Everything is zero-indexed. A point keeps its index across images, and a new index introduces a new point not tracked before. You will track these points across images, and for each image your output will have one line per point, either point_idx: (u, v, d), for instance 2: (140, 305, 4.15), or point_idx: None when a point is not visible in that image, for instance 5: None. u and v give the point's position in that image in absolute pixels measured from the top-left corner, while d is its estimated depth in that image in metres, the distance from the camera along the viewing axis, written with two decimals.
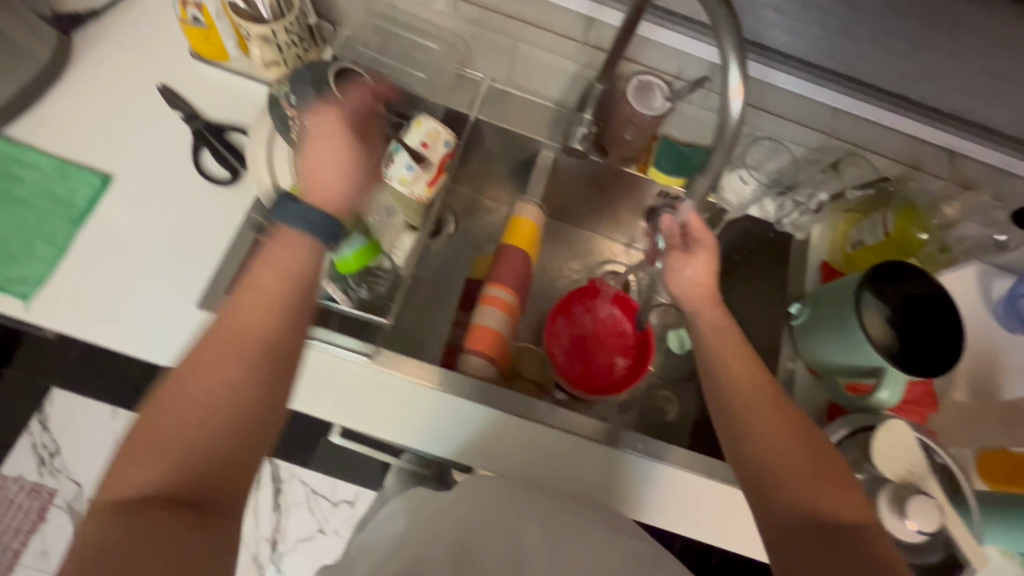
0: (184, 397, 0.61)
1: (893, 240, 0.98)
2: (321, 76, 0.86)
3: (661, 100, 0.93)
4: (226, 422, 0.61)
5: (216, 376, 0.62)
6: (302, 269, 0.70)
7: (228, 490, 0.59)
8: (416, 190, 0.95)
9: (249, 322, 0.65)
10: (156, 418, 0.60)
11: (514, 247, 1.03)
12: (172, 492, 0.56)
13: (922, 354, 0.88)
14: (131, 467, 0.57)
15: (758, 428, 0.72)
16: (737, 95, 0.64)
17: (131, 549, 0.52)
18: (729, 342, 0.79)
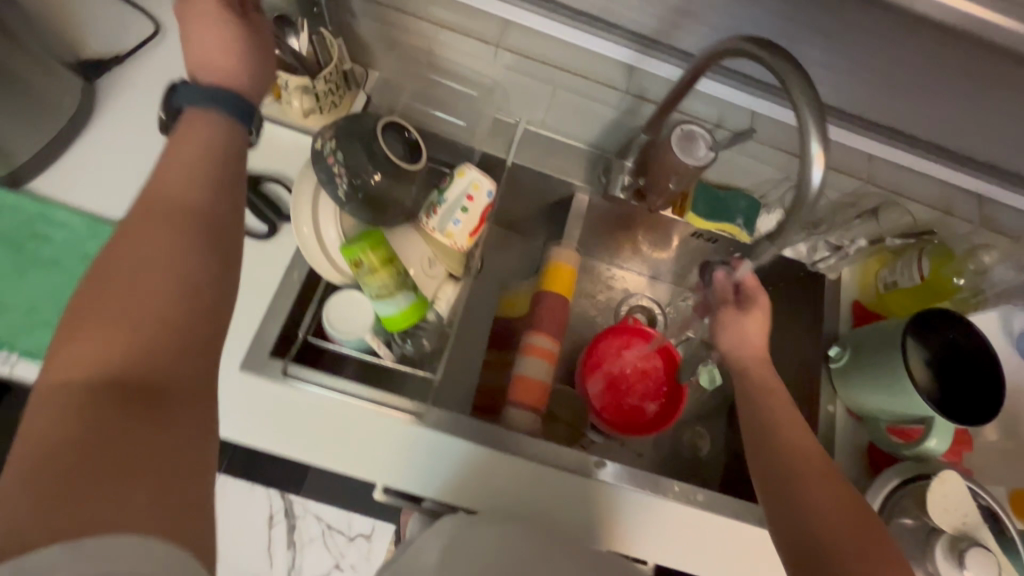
0: (110, 277, 0.51)
1: (928, 284, 0.99)
2: (370, 132, 0.85)
3: (705, 150, 0.92)
4: (163, 299, 0.51)
5: (148, 249, 0.53)
6: (222, 138, 0.63)
7: (187, 371, 0.50)
8: (457, 241, 0.94)
9: (176, 195, 0.57)
10: (80, 307, 0.50)
11: (555, 294, 1.02)
12: (117, 374, 0.46)
13: (963, 401, 0.90)
14: (62, 357, 0.47)
15: (812, 498, 0.72)
16: (817, 162, 0.63)
17: (78, 433, 0.42)
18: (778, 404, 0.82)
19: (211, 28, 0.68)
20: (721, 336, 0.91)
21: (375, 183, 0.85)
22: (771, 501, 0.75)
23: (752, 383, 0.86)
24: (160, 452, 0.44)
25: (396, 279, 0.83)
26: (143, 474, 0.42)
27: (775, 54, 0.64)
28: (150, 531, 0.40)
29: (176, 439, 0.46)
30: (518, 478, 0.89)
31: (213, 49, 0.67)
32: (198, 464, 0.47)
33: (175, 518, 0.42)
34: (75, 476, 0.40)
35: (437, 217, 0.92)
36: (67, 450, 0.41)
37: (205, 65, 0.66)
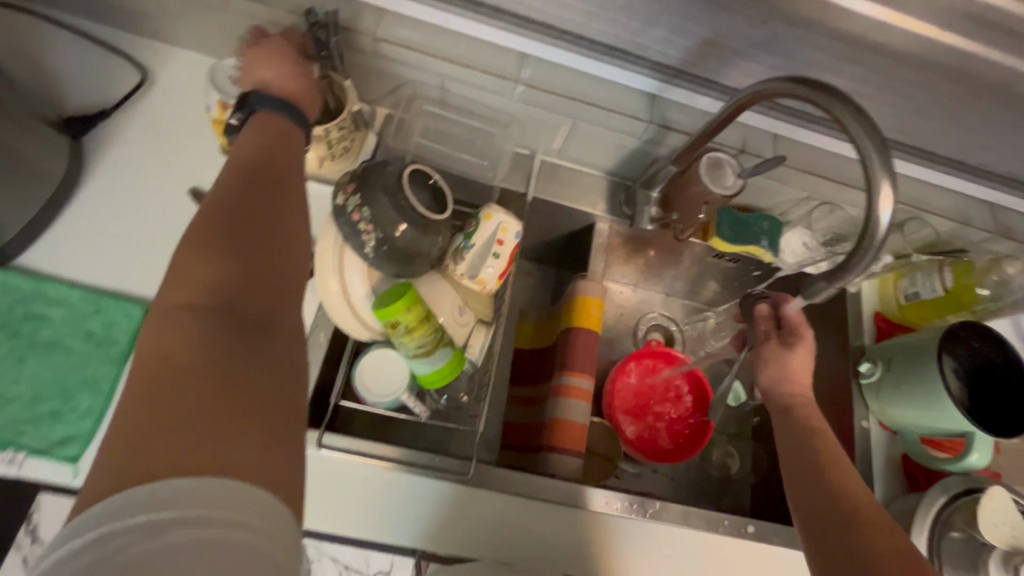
0: (214, 217, 0.51)
1: (951, 295, 1.01)
2: (393, 184, 0.79)
3: (733, 178, 0.90)
4: (270, 253, 0.51)
5: (251, 204, 0.53)
6: (283, 129, 0.65)
7: (288, 323, 0.49)
8: (486, 285, 0.90)
9: (268, 163, 0.58)
10: (188, 242, 0.49)
11: (586, 329, 0.99)
12: (231, 314, 0.45)
13: (996, 413, 0.91)
14: (169, 287, 0.46)
15: (866, 537, 0.70)
16: (884, 201, 0.61)
17: (196, 358, 0.41)
18: (834, 446, 0.82)
19: (280, 54, 0.72)
20: (763, 369, 0.91)
21: (401, 238, 0.80)
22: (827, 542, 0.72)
23: (799, 412, 0.87)
24: (273, 395, 0.43)
25: (433, 336, 0.79)
26: (257, 415, 0.41)
27: (828, 92, 0.62)
28: (254, 474, 0.38)
29: (286, 383, 0.44)
30: (569, 526, 0.86)
31: (270, 65, 0.70)
32: (299, 415, 0.44)
33: (281, 470, 0.40)
34: (202, 408, 0.39)
35: (465, 263, 0.88)
36: (191, 383, 0.40)
37: (265, 78, 0.69)
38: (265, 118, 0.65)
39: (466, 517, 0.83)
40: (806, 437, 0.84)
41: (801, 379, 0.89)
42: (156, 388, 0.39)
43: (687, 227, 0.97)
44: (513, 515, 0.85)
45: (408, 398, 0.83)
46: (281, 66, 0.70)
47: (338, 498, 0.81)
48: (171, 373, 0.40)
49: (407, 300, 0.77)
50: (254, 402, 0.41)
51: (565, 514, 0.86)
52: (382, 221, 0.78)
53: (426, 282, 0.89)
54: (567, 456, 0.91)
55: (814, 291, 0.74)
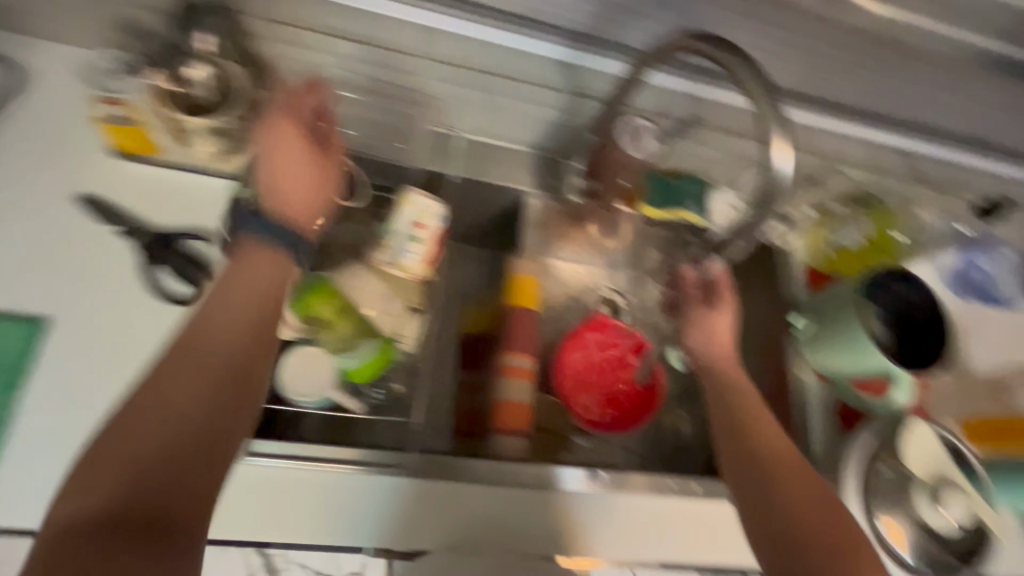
0: (156, 385, 0.56)
1: (876, 244, 1.05)
2: (297, 173, 0.76)
3: (653, 141, 0.90)
4: (197, 429, 0.55)
5: (178, 391, 0.56)
6: (270, 288, 0.67)
7: (181, 527, 0.50)
8: (412, 272, 0.87)
9: (226, 343, 0.62)
10: (123, 414, 0.54)
11: (524, 308, 0.97)
12: (135, 498, 0.49)
13: (916, 352, 0.94)
14: (91, 474, 0.50)
15: (783, 487, 0.73)
16: (781, 149, 0.62)
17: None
18: (757, 399, 0.84)
19: (300, 150, 0.77)
20: (692, 330, 0.93)
21: (312, 229, 0.76)
22: (750, 499, 0.75)
23: (732, 368, 0.88)
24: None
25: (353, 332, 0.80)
26: None
27: (722, 46, 0.62)
28: None
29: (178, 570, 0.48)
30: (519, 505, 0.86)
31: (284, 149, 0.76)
32: None
33: None
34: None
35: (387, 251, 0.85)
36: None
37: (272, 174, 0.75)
38: (255, 245, 0.69)
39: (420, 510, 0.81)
40: (730, 392, 0.85)
41: (725, 335, 0.92)
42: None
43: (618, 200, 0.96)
44: (471, 504, 0.83)
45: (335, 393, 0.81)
46: (283, 135, 0.76)
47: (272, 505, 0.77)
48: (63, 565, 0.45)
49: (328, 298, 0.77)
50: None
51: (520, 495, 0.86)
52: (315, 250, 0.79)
53: (349, 273, 0.87)
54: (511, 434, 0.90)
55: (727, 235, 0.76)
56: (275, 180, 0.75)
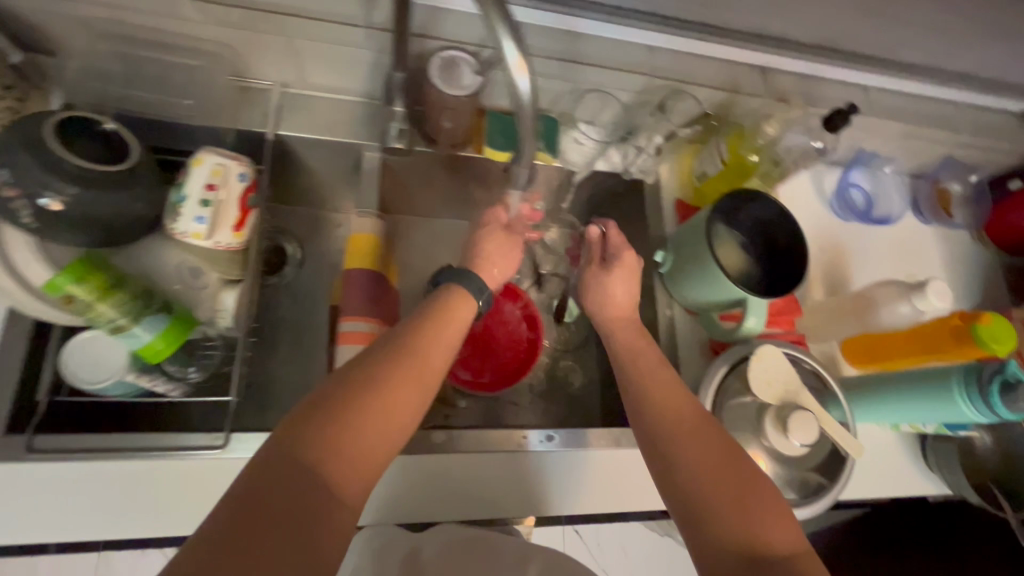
0: (330, 408, 0.57)
1: (731, 167, 0.98)
2: (35, 135, 0.66)
3: (470, 75, 0.84)
4: (346, 457, 0.55)
5: (376, 407, 0.59)
6: (449, 348, 0.69)
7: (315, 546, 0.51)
8: (220, 240, 0.77)
9: (379, 414, 0.59)
10: (297, 417, 0.56)
11: (359, 270, 0.88)
12: (273, 523, 0.49)
13: (777, 275, 0.89)
14: (309, 440, 0.54)
15: (692, 451, 0.68)
16: (519, 68, 0.58)
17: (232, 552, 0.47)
18: (645, 358, 0.78)
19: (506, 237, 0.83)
20: (588, 296, 0.88)
21: (65, 201, 0.66)
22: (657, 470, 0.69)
23: None
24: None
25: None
26: None
27: None
28: None
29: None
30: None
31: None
32: None
33: None
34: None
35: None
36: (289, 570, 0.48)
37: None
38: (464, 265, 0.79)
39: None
40: (628, 356, 0.80)
41: (619, 299, 0.85)
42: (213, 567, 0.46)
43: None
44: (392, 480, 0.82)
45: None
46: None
47: (67, 503, 0.72)
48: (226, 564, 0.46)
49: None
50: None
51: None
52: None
53: (151, 250, 0.78)
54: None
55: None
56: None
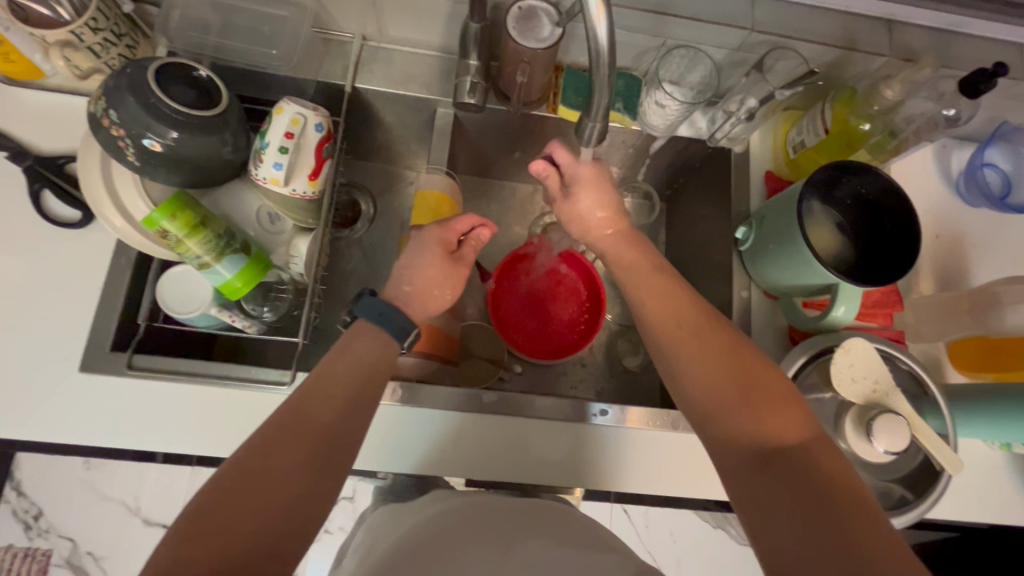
0: (347, 389, 0.48)
1: None
2: None
3: (797, 14, 0.61)
4: (670, 328, 0.52)
5: (625, 264, 0.58)
6: (603, 181, 0.61)
7: (726, 348, 0.49)
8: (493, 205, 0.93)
9: (386, 361, 0.52)
10: (307, 391, 0.47)
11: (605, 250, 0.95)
12: (299, 478, 0.42)
13: None
14: (643, 289, 0.55)
15: (719, 340, 0.49)
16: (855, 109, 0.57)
17: (218, 552, 0.37)
18: (977, 458, 0.62)
19: None
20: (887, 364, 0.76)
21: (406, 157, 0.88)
22: (663, 336, 0.52)
23: None
24: (780, 451, 0.42)
25: (217, 244, 0.53)
26: None
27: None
28: None
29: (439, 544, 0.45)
30: (570, 469, 0.64)
31: (420, 259, 0.60)
32: None
33: None
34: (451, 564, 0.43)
35: (260, 164, 0.57)
36: (714, 413, 0.46)
37: (416, 286, 0.59)
38: (847, 202, 0.60)
39: (478, 448, 0.64)
40: (965, 452, 0.63)
41: None
42: (228, 508, 0.40)
43: (718, 143, 0.68)
44: None
45: (222, 314, 0.56)
46: (434, 268, 0.60)
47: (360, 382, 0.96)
48: (250, 539, 0.39)
49: (171, 198, 0.51)
50: (789, 459, 0.42)
51: (578, 458, 0.65)
52: (768, 259, 0.60)
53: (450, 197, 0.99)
54: (572, 368, 0.80)
55: (585, 130, 0.45)
56: (405, 275, 0.59)
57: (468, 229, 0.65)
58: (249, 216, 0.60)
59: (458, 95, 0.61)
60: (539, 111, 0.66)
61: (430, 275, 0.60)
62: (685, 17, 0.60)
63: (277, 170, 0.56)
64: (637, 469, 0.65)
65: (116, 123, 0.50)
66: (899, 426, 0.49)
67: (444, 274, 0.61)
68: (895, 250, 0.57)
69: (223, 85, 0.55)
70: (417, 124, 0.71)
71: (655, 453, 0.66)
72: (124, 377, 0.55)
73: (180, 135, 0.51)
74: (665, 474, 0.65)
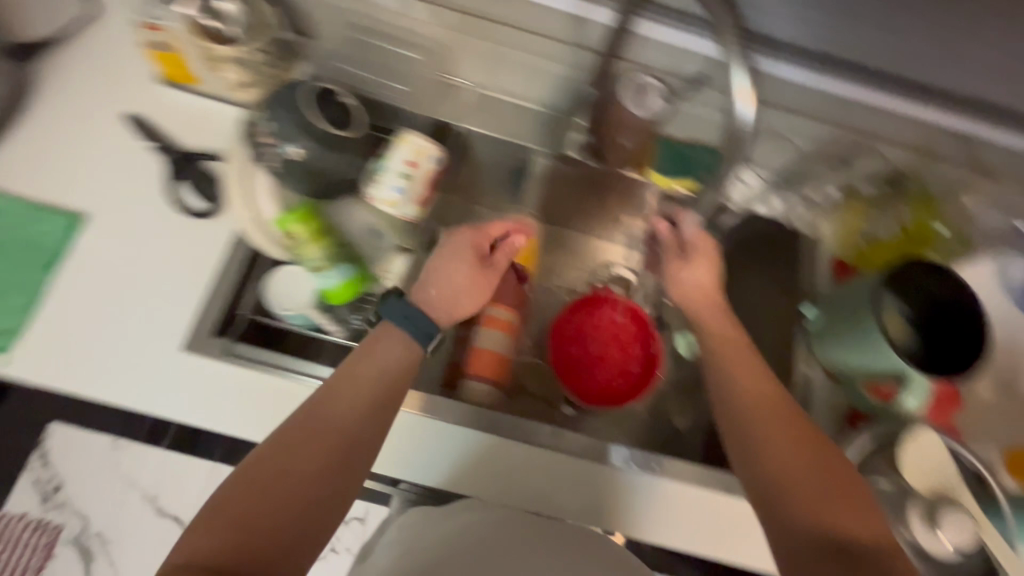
0: (362, 396, 0.49)
1: None
2: None
3: (882, 118, 0.66)
4: (755, 406, 0.52)
5: (706, 333, 0.58)
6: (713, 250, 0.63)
7: (803, 435, 0.50)
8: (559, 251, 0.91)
9: (402, 365, 0.52)
10: (332, 393, 0.49)
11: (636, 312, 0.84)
12: (309, 482, 0.44)
13: None
14: (719, 361, 0.56)
15: (796, 427, 0.50)
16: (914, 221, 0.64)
17: (232, 546, 0.40)
18: None
19: None
20: None
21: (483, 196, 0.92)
22: (737, 411, 0.53)
23: None
24: (849, 548, 0.43)
25: (333, 251, 0.60)
26: None
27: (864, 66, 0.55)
28: None
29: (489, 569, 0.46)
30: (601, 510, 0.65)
31: (444, 264, 0.61)
32: None
33: None
34: None
35: (375, 184, 0.62)
36: (785, 497, 0.47)
37: (443, 289, 0.59)
38: (923, 298, 0.61)
39: (529, 483, 0.65)
40: None
41: None
42: (242, 503, 0.42)
43: (791, 224, 0.71)
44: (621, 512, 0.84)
45: (318, 317, 0.60)
46: (462, 272, 0.60)
47: None
48: (262, 539, 0.41)
49: (304, 206, 0.59)
50: (862, 559, 0.43)
51: (623, 508, 0.65)
52: (838, 340, 0.62)
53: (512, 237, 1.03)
54: (618, 419, 0.81)
55: None
56: (434, 278, 0.59)
57: (503, 235, 0.65)
58: (356, 230, 0.63)
59: (563, 146, 0.70)
60: (627, 172, 0.69)
61: (457, 279, 0.60)
62: (779, 108, 0.65)
63: (391, 193, 0.62)
64: (681, 527, 0.65)
65: (270, 133, 0.57)
66: (968, 522, 0.50)
67: (472, 280, 0.60)
68: (966, 349, 0.58)
69: (362, 112, 0.61)
70: (510, 167, 0.77)
71: (696, 511, 0.65)
72: (220, 363, 0.58)
73: (315, 146, 0.56)
74: (705, 535, 0.66)
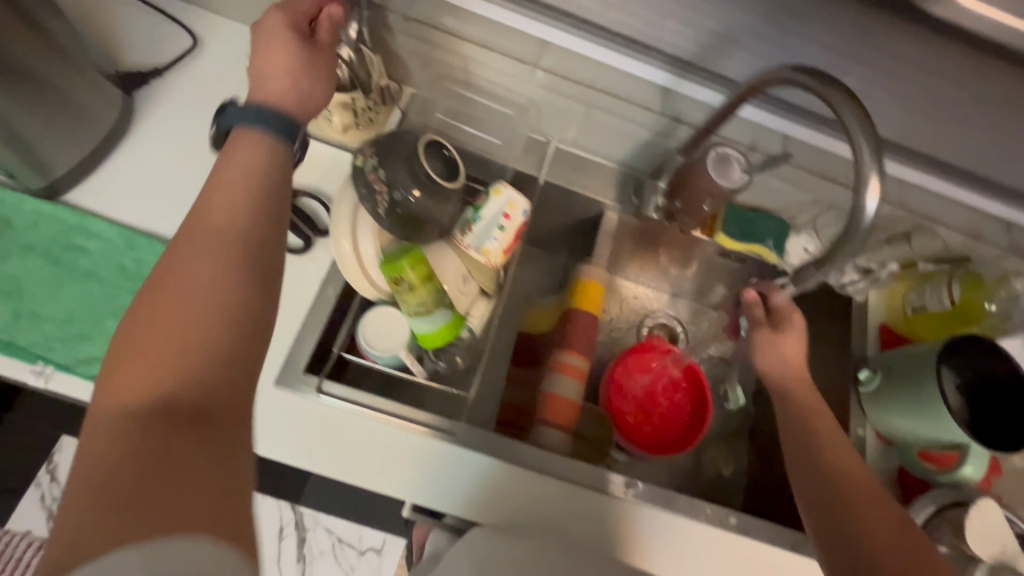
0: (234, 195, 0.42)
1: None
2: None
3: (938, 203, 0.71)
4: (847, 488, 0.54)
5: (793, 412, 0.60)
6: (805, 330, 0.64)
7: (892, 521, 0.52)
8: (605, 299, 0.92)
9: (255, 155, 0.44)
10: (199, 212, 0.41)
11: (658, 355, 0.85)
12: (213, 296, 0.37)
13: None
14: (808, 441, 0.58)
15: (887, 513, 0.53)
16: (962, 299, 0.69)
17: (161, 392, 0.33)
18: None
19: None
20: None
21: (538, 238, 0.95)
22: (827, 492, 0.55)
23: None
24: None
25: (433, 296, 0.59)
26: (166, 480, 0.29)
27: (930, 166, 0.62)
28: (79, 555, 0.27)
29: None
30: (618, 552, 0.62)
31: (268, 49, 0.50)
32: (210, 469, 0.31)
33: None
34: None
35: (470, 233, 0.64)
36: None
37: (280, 79, 0.49)
38: (977, 376, 0.64)
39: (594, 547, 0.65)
40: None
41: None
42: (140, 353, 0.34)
43: (844, 292, 0.76)
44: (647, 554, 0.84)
45: (407, 358, 0.61)
46: (286, 48, 0.50)
47: None
48: (188, 382, 0.33)
49: (414, 252, 0.59)
50: None
51: None
52: (897, 408, 0.66)
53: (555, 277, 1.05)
54: (664, 467, 0.82)
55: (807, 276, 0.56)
56: (259, 69, 0.49)
57: (319, 10, 0.54)
58: (449, 275, 0.65)
59: (644, 208, 0.74)
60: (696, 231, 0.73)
61: (276, 58, 0.49)
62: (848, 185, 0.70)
63: (485, 243, 0.64)
64: None
65: (382, 180, 0.59)
66: None
67: (296, 56, 0.50)
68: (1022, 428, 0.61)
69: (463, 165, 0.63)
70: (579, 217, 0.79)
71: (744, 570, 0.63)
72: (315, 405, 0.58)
73: (421, 194, 0.59)
74: None
